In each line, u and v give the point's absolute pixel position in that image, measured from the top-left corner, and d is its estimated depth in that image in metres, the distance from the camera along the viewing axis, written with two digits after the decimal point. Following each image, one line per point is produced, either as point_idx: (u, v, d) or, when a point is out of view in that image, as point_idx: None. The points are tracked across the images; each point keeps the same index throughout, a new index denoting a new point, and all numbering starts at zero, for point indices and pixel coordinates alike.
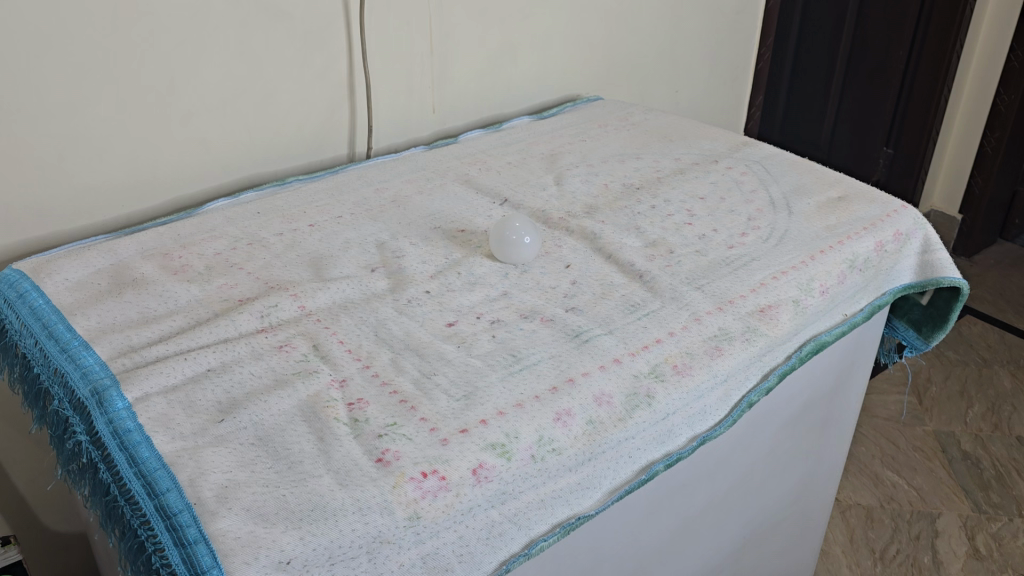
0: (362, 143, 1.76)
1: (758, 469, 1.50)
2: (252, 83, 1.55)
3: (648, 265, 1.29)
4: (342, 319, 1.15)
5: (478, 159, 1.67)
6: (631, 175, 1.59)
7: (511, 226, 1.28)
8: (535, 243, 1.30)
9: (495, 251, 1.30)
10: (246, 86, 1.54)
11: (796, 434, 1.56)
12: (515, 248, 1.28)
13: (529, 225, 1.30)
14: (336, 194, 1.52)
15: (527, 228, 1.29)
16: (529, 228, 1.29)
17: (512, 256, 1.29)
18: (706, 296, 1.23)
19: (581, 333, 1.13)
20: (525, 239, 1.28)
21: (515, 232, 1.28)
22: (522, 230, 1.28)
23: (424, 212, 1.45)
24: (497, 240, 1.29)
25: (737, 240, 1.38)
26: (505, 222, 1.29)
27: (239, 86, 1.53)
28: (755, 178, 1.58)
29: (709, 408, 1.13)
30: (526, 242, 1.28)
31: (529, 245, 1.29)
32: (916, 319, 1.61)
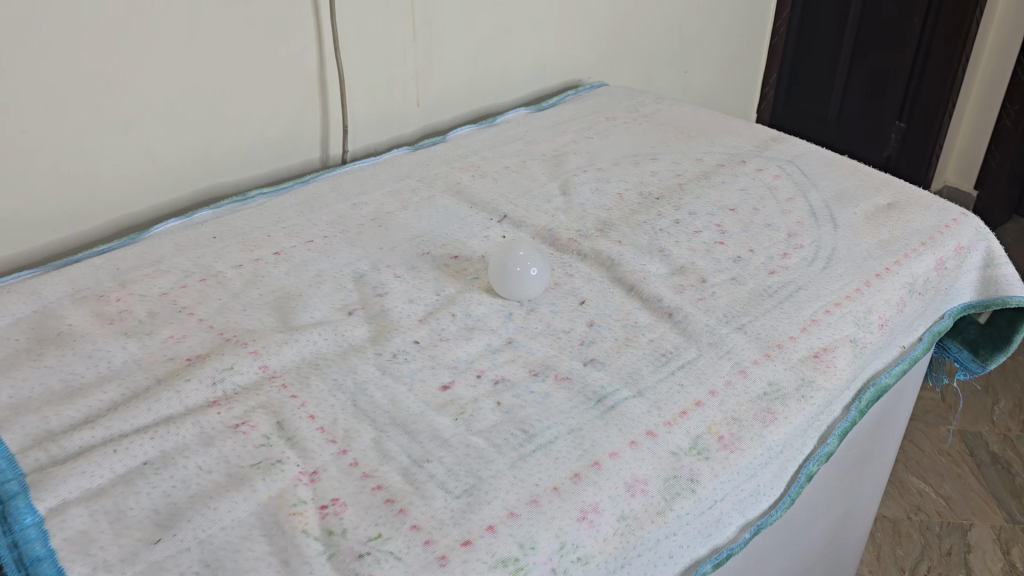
0: (337, 145, 1.54)
1: (797, 518, 1.31)
2: (206, 82, 1.32)
3: (677, 299, 1.09)
4: (312, 382, 0.94)
5: (470, 163, 1.46)
6: (647, 181, 1.38)
7: (514, 255, 1.08)
8: (543, 273, 1.10)
9: (495, 285, 1.10)
10: (199, 84, 1.31)
11: (834, 471, 1.37)
12: (520, 282, 1.08)
13: (534, 253, 1.10)
14: (306, 211, 1.30)
15: (533, 256, 1.09)
16: (535, 257, 1.09)
17: (517, 291, 1.09)
18: (750, 339, 1.03)
19: (605, 397, 0.93)
20: (531, 271, 1.08)
21: (520, 263, 1.08)
22: (528, 261, 1.08)
23: (411, 233, 1.24)
24: (499, 273, 1.08)
25: (778, 264, 1.18)
26: (507, 250, 1.09)
27: (190, 85, 1.30)
28: (791, 182, 1.38)
29: (762, 487, 0.93)
30: (533, 274, 1.08)
31: (537, 277, 1.09)
32: (974, 341, 1.41)
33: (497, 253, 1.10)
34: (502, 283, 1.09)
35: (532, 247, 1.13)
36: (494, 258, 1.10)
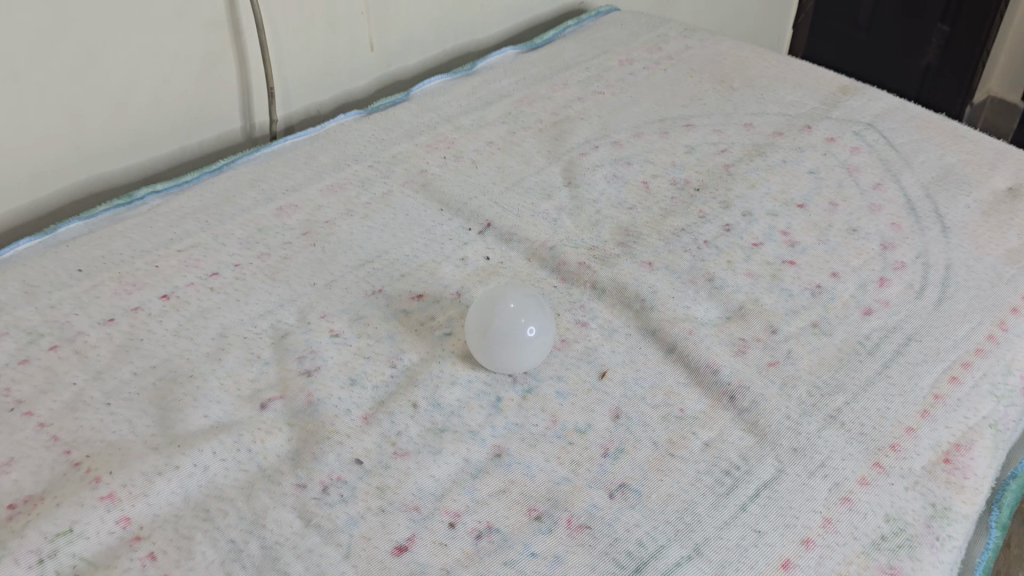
0: (263, 109, 1.16)
1: None
2: (62, 39, 0.92)
3: (739, 367, 0.75)
4: (196, 547, 0.62)
5: (441, 136, 1.09)
6: (680, 162, 1.02)
7: (501, 309, 0.75)
8: (545, 334, 0.76)
9: (477, 354, 0.76)
10: (53, 43, 0.92)
11: None
12: (512, 348, 0.74)
13: (534, 304, 0.76)
14: (214, 223, 0.95)
15: (529, 309, 0.75)
16: (534, 311, 0.75)
17: (505, 360, 0.75)
18: (850, 439, 0.70)
19: (644, 563, 0.61)
20: (526, 333, 0.74)
21: (509, 320, 0.74)
22: (521, 318, 0.74)
23: (357, 257, 0.89)
24: (478, 334, 0.75)
25: (875, 298, 0.83)
26: (492, 300, 0.76)
27: (39, 45, 0.91)
28: (875, 160, 1.02)
29: None
30: (530, 336, 0.74)
31: (534, 341, 0.75)
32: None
33: (480, 302, 0.77)
34: (482, 349, 0.75)
35: (534, 294, 0.79)
36: (473, 309, 0.77)
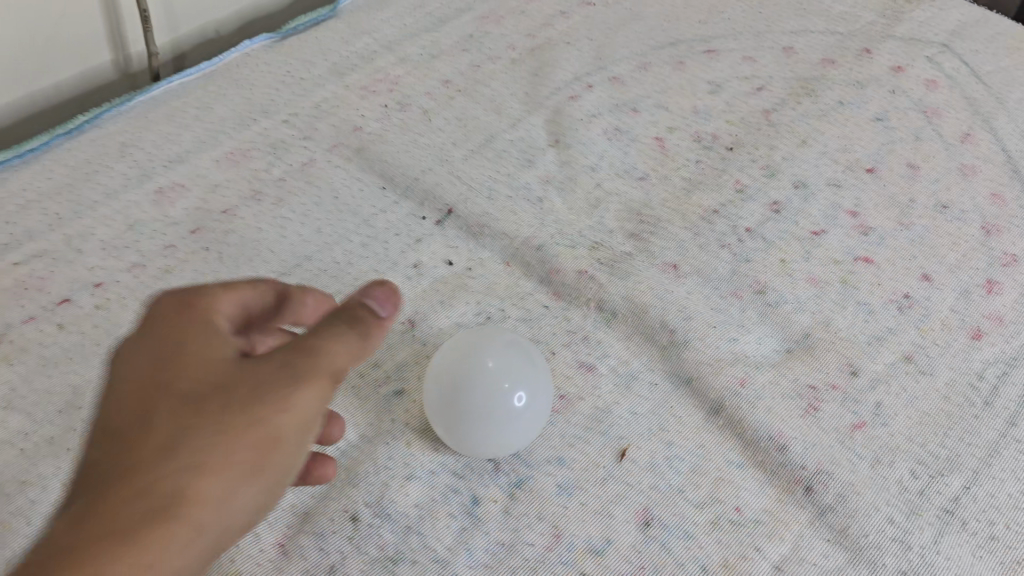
0: (138, 34, 0.86)
1: None
2: None
3: (814, 438, 0.53)
4: None
5: (381, 73, 0.81)
6: (705, 106, 0.76)
7: (473, 368, 0.51)
8: (540, 399, 0.52)
9: (443, 435, 0.53)
10: None
11: None
12: (493, 428, 0.51)
13: (522, 353, 0.53)
14: (66, 218, 0.68)
15: (514, 366, 0.51)
16: (523, 366, 0.52)
17: (483, 441, 0.51)
18: (981, 552, 0.49)
19: None
20: (512, 402, 0.50)
21: (485, 386, 0.51)
22: (504, 380, 0.51)
23: (268, 269, 0.64)
24: (441, 406, 0.52)
25: (982, 312, 0.61)
26: (461, 352, 0.52)
27: None
28: (958, 98, 0.77)
29: None
30: (518, 406, 0.51)
31: (525, 412, 0.51)
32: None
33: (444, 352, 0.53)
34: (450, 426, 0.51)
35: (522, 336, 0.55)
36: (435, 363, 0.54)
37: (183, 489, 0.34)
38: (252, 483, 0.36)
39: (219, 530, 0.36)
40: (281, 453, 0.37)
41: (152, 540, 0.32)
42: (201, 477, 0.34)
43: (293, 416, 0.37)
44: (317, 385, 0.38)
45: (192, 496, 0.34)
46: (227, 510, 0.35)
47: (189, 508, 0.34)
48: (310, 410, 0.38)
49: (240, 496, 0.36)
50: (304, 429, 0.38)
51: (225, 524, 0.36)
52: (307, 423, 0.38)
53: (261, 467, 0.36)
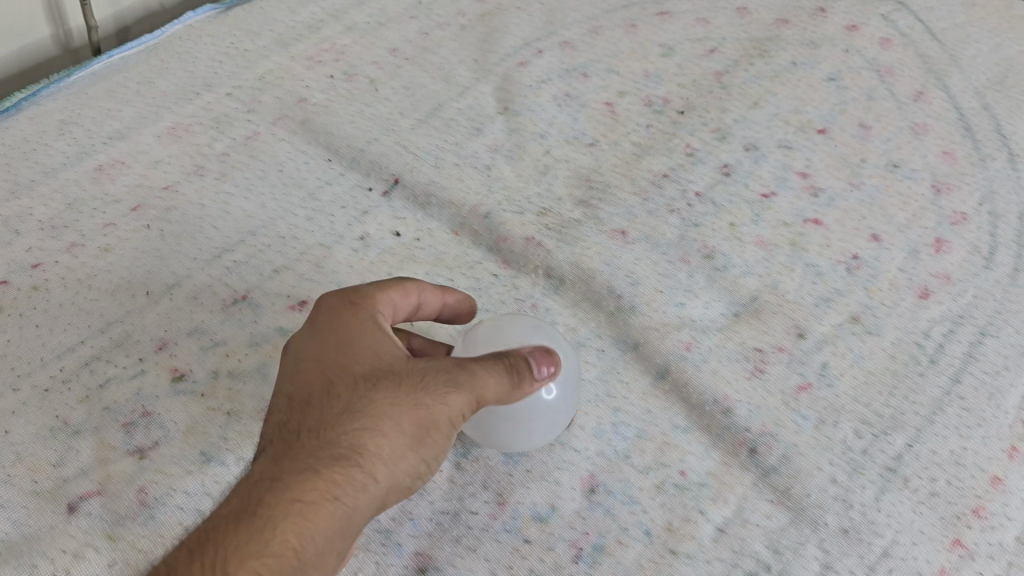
0: (78, 8, 0.83)
1: None
2: None
3: (759, 400, 0.53)
4: None
5: (327, 42, 0.79)
6: (656, 70, 0.76)
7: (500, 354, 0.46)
8: (570, 390, 0.48)
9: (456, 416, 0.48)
10: None
11: None
12: (516, 419, 0.47)
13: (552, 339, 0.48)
14: (3, 197, 0.66)
15: (553, 356, 0.46)
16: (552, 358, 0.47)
17: (506, 432, 0.47)
18: (921, 507, 0.49)
19: None
20: (541, 396, 0.46)
21: None
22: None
23: (211, 244, 0.63)
24: None
25: (930, 271, 0.61)
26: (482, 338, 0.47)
27: None
28: (912, 56, 0.76)
29: None
30: (547, 399, 0.46)
31: (554, 406, 0.47)
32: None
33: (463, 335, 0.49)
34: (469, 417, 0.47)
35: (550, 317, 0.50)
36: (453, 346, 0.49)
37: (296, 500, 0.37)
38: (378, 495, 0.39)
39: (337, 534, 0.38)
40: (410, 457, 0.40)
41: (290, 525, 0.36)
42: (338, 483, 0.38)
43: (427, 432, 0.40)
44: (445, 414, 0.41)
45: (329, 495, 0.37)
46: (351, 519, 0.38)
47: (329, 501, 0.37)
48: (441, 423, 0.41)
49: (364, 507, 0.39)
50: (423, 458, 0.41)
51: (345, 531, 0.38)
52: (435, 441, 0.41)
53: (383, 485, 0.40)
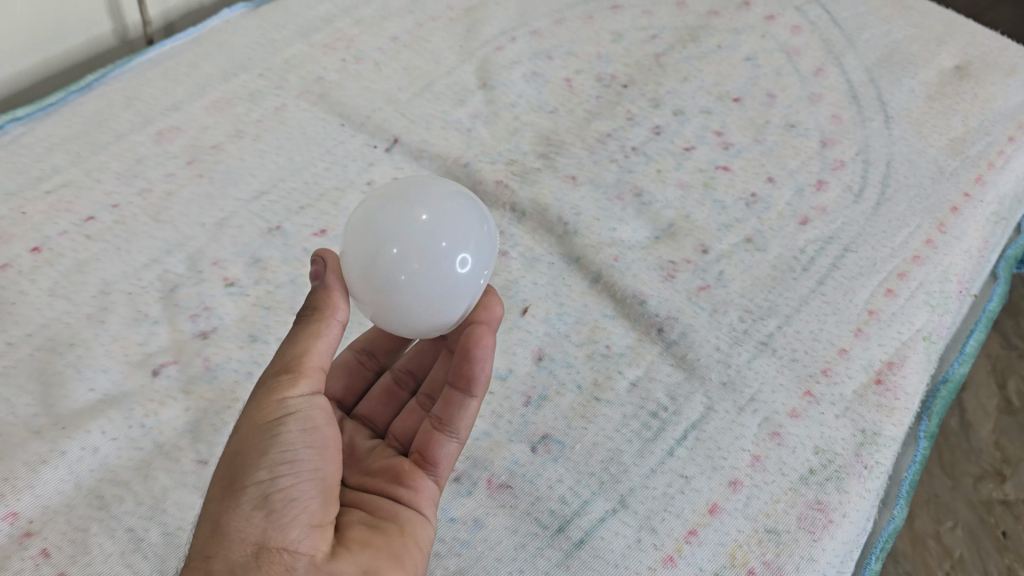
0: (134, 7, 1.02)
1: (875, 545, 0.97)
2: None
3: (668, 295, 0.71)
4: (93, 539, 0.59)
5: (340, 32, 0.97)
6: (606, 53, 0.93)
7: (405, 226, 0.49)
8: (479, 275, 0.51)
9: (363, 296, 0.51)
10: None
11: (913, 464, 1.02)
12: (425, 290, 0.49)
13: (476, 221, 0.52)
14: (85, 155, 0.84)
15: (453, 226, 0.50)
16: (466, 230, 0.50)
17: (418, 307, 0.50)
18: (783, 368, 0.67)
19: (567, 522, 0.59)
20: (450, 266, 0.49)
21: (421, 247, 0.49)
22: (443, 240, 0.49)
23: (250, 188, 0.81)
24: (366, 267, 0.49)
25: (811, 205, 0.78)
26: (398, 202, 0.50)
27: None
28: (817, 40, 0.93)
29: None
30: (458, 269, 0.50)
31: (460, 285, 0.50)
32: (951, 433, 1.04)
33: (377, 199, 0.51)
34: (359, 267, 0.49)
35: (483, 208, 0.54)
36: (362, 210, 0.51)
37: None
38: (258, 514, 0.44)
39: (245, 568, 0.42)
40: (256, 461, 0.45)
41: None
42: (214, 540, 0.43)
43: (258, 434, 0.46)
44: (261, 408, 0.46)
45: (204, 555, 0.43)
46: (237, 557, 0.43)
47: (207, 566, 0.43)
48: (262, 415, 0.46)
49: (253, 537, 0.43)
50: (280, 450, 0.45)
51: (252, 561, 0.43)
52: (271, 431, 0.46)
53: (256, 501, 0.44)
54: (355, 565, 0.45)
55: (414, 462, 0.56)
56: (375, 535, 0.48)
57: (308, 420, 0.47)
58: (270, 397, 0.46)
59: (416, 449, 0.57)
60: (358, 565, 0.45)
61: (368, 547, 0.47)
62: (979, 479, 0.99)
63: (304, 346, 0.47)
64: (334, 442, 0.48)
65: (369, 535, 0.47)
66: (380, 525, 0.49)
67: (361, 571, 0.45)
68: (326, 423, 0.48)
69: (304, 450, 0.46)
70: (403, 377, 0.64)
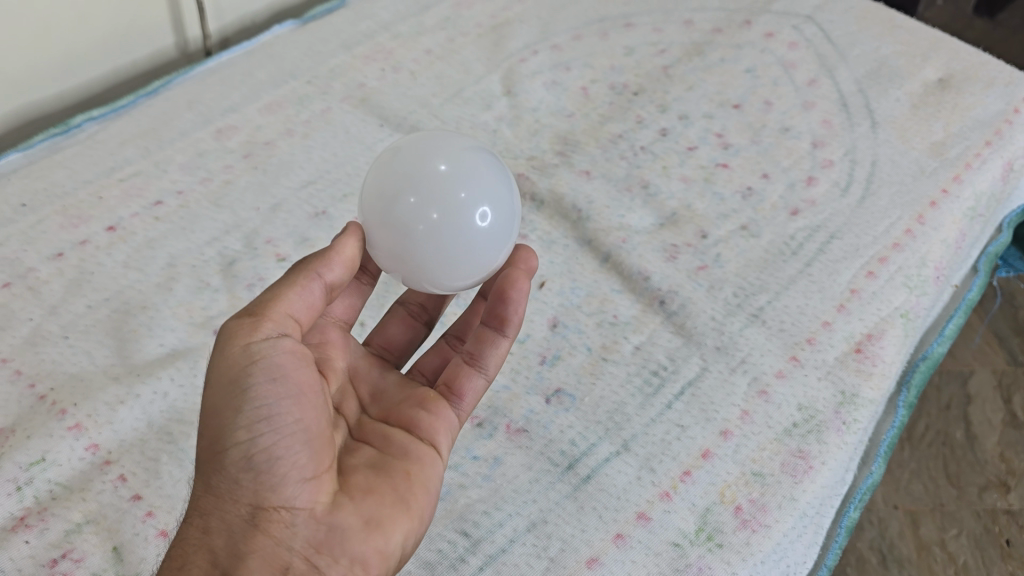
0: (194, 22, 1.13)
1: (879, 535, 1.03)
2: None
3: (670, 273, 0.79)
4: (163, 467, 0.67)
5: (379, 46, 1.07)
6: (620, 65, 1.03)
7: (424, 177, 0.55)
8: (496, 223, 0.57)
9: (383, 245, 0.56)
10: None
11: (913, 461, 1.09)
12: (442, 236, 0.55)
13: (492, 173, 0.57)
14: (153, 149, 0.94)
15: (469, 178, 0.56)
16: (479, 179, 0.56)
17: (439, 255, 0.55)
18: (772, 337, 0.75)
19: (576, 460, 0.67)
20: (467, 214, 0.55)
21: (439, 197, 0.54)
22: (462, 191, 0.55)
23: (299, 180, 0.91)
24: (385, 216, 0.55)
25: (802, 197, 0.87)
26: (417, 155, 0.56)
27: None
28: (811, 54, 1.03)
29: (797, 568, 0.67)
30: (475, 217, 0.55)
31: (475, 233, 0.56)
32: (957, 445, 1.10)
33: (388, 161, 0.57)
34: (381, 216, 0.55)
35: (500, 162, 0.60)
36: (376, 172, 0.57)
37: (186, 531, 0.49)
38: (246, 475, 0.48)
39: (244, 528, 0.48)
40: (234, 423, 0.49)
41: (191, 552, 0.48)
42: (213, 501, 0.49)
43: (227, 389, 0.49)
44: (232, 363, 0.49)
45: (201, 516, 0.49)
46: (235, 517, 0.48)
47: (207, 526, 0.49)
48: (234, 371, 0.49)
49: (247, 498, 0.49)
50: (256, 407, 0.49)
51: (249, 522, 0.48)
52: (244, 387, 0.49)
53: (240, 463, 0.49)
54: (357, 514, 0.50)
55: (440, 394, 0.60)
56: (379, 479, 0.52)
57: (278, 369, 0.50)
58: (239, 351, 0.50)
59: (444, 383, 0.61)
60: (359, 514, 0.50)
61: (371, 494, 0.51)
62: (984, 489, 1.06)
63: (273, 299, 0.51)
64: (311, 384, 0.51)
65: (373, 481, 0.52)
66: (387, 467, 0.54)
67: (364, 519, 0.50)
68: (294, 370, 0.51)
69: (278, 402, 0.49)
70: (416, 309, 0.69)
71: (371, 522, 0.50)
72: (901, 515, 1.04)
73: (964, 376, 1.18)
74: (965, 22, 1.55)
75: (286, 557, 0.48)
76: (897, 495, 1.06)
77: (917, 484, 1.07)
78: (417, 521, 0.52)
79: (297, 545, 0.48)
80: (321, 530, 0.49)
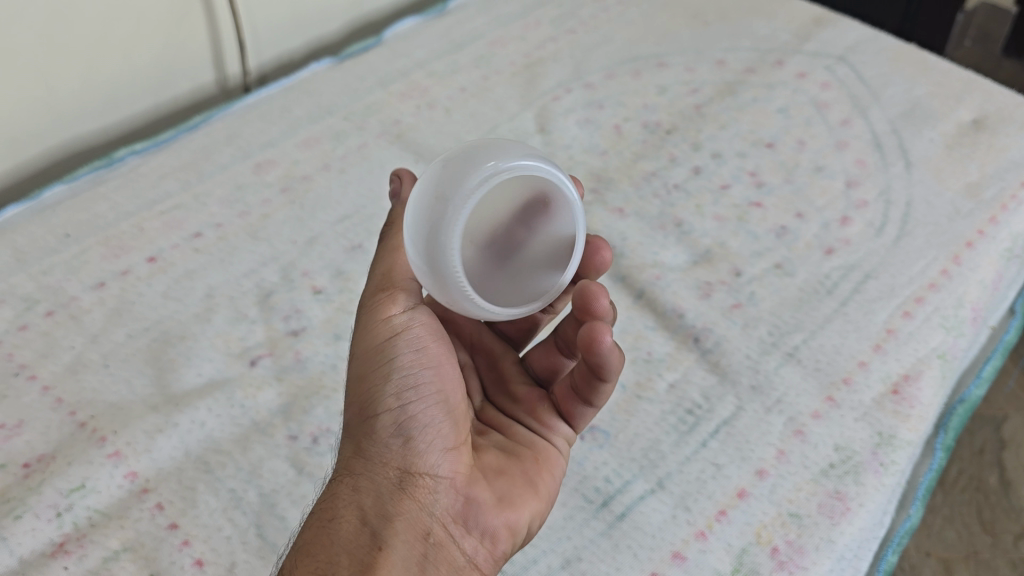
0: (235, 60, 1.16)
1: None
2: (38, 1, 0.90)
3: (704, 311, 0.79)
4: (200, 497, 0.68)
5: (414, 83, 1.10)
6: (652, 104, 1.04)
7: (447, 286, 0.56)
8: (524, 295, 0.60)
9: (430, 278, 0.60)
10: (28, 5, 0.89)
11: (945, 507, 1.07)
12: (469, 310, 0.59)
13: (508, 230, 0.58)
14: (193, 182, 0.96)
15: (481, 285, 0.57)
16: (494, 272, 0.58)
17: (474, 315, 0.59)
18: (808, 376, 0.74)
19: (610, 498, 0.67)
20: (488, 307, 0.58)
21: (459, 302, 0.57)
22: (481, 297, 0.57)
23: (335, 214, 0.93)
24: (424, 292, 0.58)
25: (836, 237, 0.86)
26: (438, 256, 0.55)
27: (16, 8, 0.88)
28: (844, 95, 1.03)
29: None
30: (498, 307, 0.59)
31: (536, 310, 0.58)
32: (991, 491, 1.08)
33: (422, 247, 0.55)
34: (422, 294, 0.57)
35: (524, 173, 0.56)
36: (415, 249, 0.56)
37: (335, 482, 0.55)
38: (396, 440, 0.55)
39: (392, 487, 0.54)
40: (386, 388, 0.56)
41: (341, 504, 0.53)
42: (363, 459, 0.55)
43: (373, 353, 0.57)
44: (378, 331, 0.58)
45: (351, 474, 0.55)
46: (383, 477, 0.54)
47: (356, 484, 0.54)
48: (378, 339, 0.57)
49: (395, 461, 0.55)
50: (403, 375, 0.57)
51: (397, 485, 0.54)
52: (394, 354, 0.57)
53: (392, 426, 0.56)
54: (491, 492, 0.57)
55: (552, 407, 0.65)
56: (507, 461, 0.60)
57: (420, 342, 0.58)
58: (382, 320, 0.58)
59: (557, 400, 0.65)
60: (495, 493, 0.57)
61: (502, 474, 0.59)
62: (1019, 537, 1.03)
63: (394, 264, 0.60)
64: (451, 366, 0.59)
65: (505, 463, 0.60)
66: (518, 452, 0.61)
67: (496, 497, 0.57)
68: (433, 343, 0.59)
69: (422, 371, 0.57)
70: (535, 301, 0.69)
71: (503, 501, 0.57)
72: (934, 562, 1.02)
73: (997, 422, 1.16)
74: (995, 63, 1.55)
75: (428, 521, 0.54)
76: (929, 541, 1.04)
77: (950, 530, 1.05)
78: (541, 502, 0.59)
79: (439, 511, 0.54)
80: (460, 501, 0.55)
